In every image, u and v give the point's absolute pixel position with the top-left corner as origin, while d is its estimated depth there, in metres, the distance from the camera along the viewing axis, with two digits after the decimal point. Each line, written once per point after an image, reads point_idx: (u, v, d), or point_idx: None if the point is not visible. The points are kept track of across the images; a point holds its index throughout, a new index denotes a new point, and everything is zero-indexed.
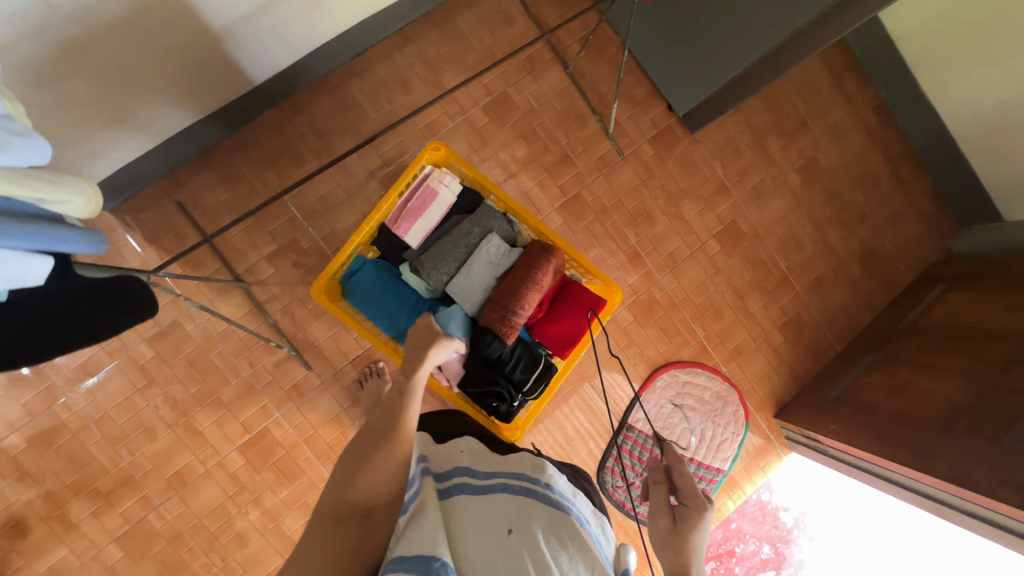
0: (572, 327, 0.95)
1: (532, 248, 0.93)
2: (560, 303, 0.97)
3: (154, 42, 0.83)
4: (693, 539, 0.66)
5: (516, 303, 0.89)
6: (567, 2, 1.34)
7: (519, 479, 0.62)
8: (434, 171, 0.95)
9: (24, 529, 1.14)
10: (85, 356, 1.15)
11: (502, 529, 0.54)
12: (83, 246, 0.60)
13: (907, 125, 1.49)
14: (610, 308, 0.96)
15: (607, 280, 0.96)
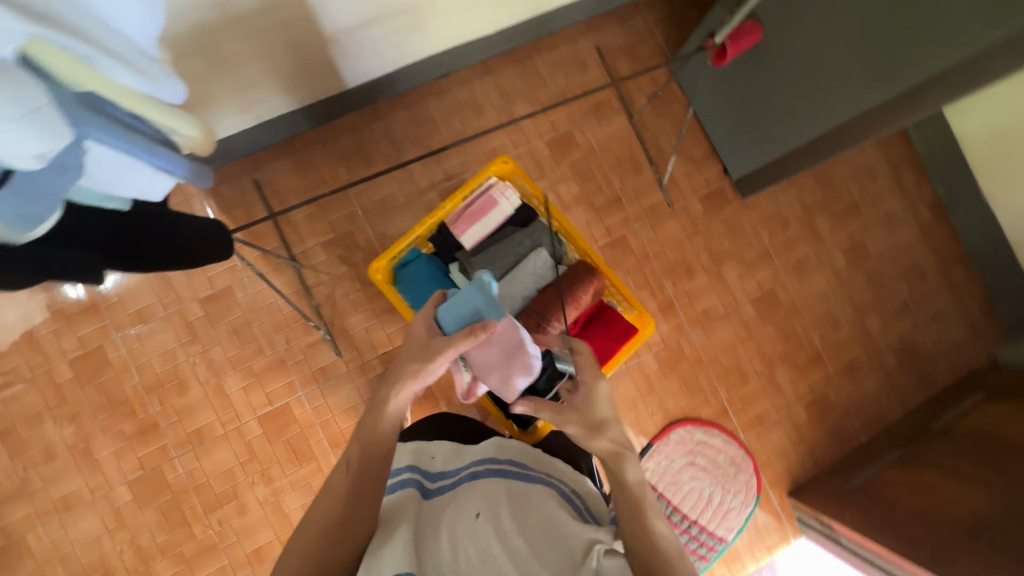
0: (602, 349, 0.97)
1: (576, 267, 0.97)
2: (594, 324, 0.99)
3: (271, 37, 0.94)
4: (602, 410, 0.72)
5: (553, 315, 0.93)
6: (641, 59, 1.43)
7: (484, 465, 0.77)
8: (498, 183, 1.01)
9: (51, 453, 1.21)
10: (143, 304, 1.25)
11: (471, 513, 0.66)
12: (185, 169, 0.66)
13: (962, 227, 1.48)
14: (642, 338, 0.98)
15: (642, 310, 1.00)
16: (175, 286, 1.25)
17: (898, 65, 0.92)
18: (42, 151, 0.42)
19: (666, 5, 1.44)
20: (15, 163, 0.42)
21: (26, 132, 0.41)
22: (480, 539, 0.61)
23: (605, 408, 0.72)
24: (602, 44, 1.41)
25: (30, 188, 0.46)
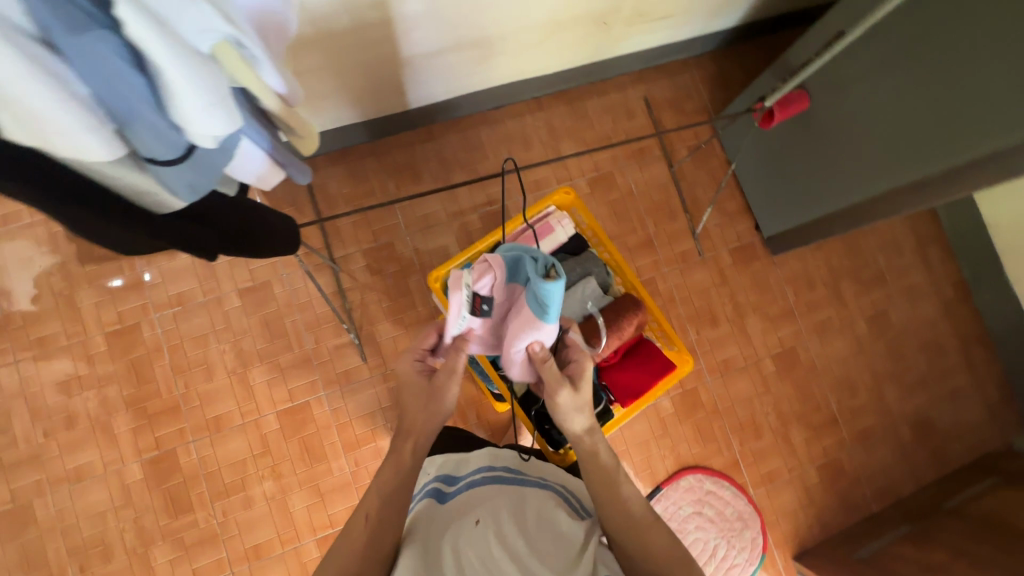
0: (639, 380, 0.98)
1: (623, 298, 1.00)
2: (633, 355, 1.01)
3: (353, 56, 1.01)
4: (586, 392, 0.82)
5: (597, 340, 0.95)
6: (685, 113, 1.50)
7: (481, 473, 0.81)
8: (556, 212, 1.06)
9: (72, 422, 1.23)
10: (184, 287, 1.29)
11: (472, 521, 0.70)
12: (294, 164, 0.70)
13: (986, 309, 1.51)
14: (678, 375, 1.00)
15: (681, 346, 1.02)
16: (217, 274, 1.30)
17: (935, 149, 0.96)
18: (224, 134, 0.50)
19: (714, 66, 1.52)
20: (198, 142, 0.49)
21: (219, 117, 0.48)
22: (485, 544, 0.66)
23: (587, 389, 0.82)
24: (650, 95, 1.49)
25: (205, 165, 0.54)
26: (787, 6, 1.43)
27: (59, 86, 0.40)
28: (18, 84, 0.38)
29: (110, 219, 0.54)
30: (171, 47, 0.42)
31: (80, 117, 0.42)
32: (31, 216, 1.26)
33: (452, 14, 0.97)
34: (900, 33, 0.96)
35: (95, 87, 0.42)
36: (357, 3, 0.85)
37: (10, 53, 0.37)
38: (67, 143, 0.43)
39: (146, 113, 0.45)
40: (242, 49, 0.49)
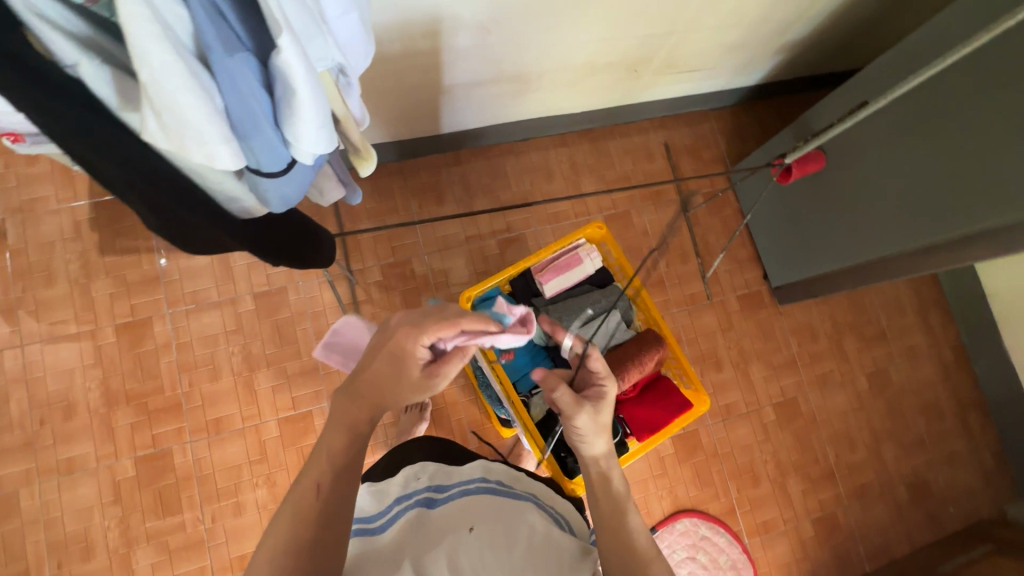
0: (656, 416, 1.00)
1: (645, 333, 1.03)
2: (651, 391, 1.03)
3: (398, 79, 1.05)
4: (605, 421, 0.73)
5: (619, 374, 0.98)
6: (702, 162, 1.56)
7: (474, 483, 0.75)
8: (586, 245, 1.09)
9: (71, 412, 1.21)
10: (200, 286, 1.29)
11: (465, 529, 0.65)
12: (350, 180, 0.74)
13: (983, 376, 1.54)
14: (695, 414, 1.01)
15: (698, 386, 1.04)
16: (235, 276, 1.31)
17: (941, 218, 1.01)
18: (324, 152, 0.53)
19: (733, 120, 1.59)
20: (301, 158, 0.52)
21: (325, 137, 0.51)
22: (480, 553, 0.61)
23: (607, 418, 0.74)
24: (670, 141, 1.55)
25: (299, 183, 0.56)
26: (805, 70, 1.51)
27: (206, 100, 0.41)
28: (176, 95, 0.39)
29: (195, 213, 0.56)
30: (310, 75, 0.44)
31: (220, 130, 0.43)
32: (58, 203, 1.28)
33: (497, 50, 1.02)
34: (917, 106, 1.02)
35: (232, 102, 0.44)
36: (414, 31, 0.90)
37: (177, 67, 0.39)
38: (200, 154, 0.43)
39: (267, 129, 0.47)
40: (342, 77, 0.58)
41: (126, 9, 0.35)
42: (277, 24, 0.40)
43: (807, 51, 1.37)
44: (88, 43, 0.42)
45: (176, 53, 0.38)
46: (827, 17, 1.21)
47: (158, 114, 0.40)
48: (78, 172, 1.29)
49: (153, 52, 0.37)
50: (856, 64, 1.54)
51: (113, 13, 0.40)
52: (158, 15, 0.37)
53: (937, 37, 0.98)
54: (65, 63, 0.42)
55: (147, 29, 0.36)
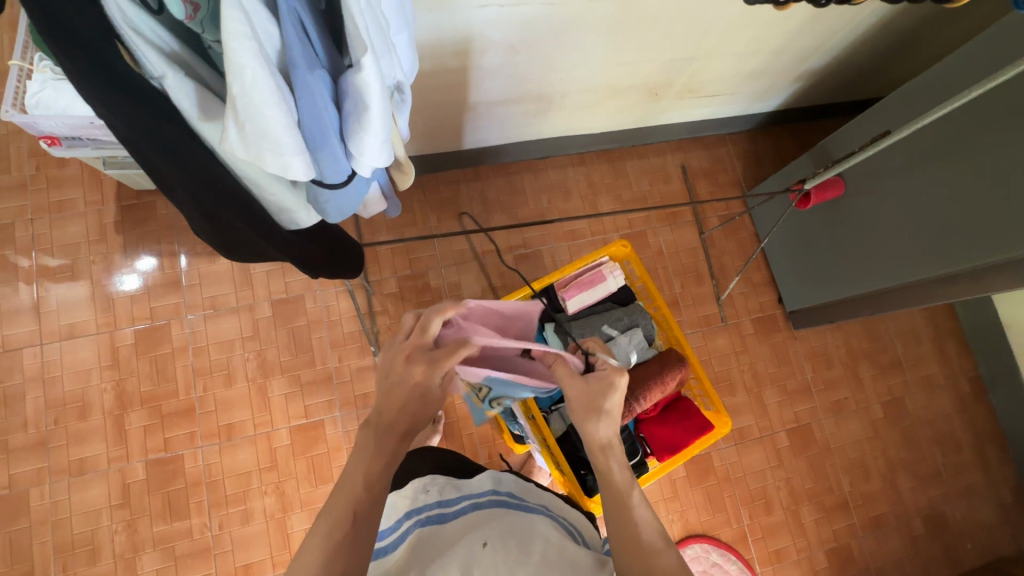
0: (677, 437, 0.99)
1: (668, 353, 1.03)
2: (672, 411, 1.02)
3: (424, 96, 1.07)
4: (607, 401, 0.70)
5: (642, 392, 0.97)
6: (719, 185, 1.57)
7: (485, 496, 0.74)
8: (608, 262, 1.09)
9: (85, 413, 1.22)
10: (219, 292, 1.31)
11: (478, 543, 0.62)
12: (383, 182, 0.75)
13: (1000, 407, 1.52)
14: (716, 436, 1.00)
15: (720, 408, 1.03)
16: (253, 282, 1.32)
17: (963, 247, 1.00)
18: (383, 165, 0.54)
19: (749, 144, 1.61)
20: (361, 171, 0.53)
21: (386, 152, 0.52)
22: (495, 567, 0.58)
23: (613, 400, 0.71)
24: (687, 164, 1.56)
25: (353, 195, 0.57)
26: (823, 98, 1.53)
27: (287, 112, 0.43)
28: (263, 106, 0.41)
29: (243, 220, 0.55)
30: (382, 90, 0.46)
31: (296, 141, 0.44)
32: (85, 206, 1.30)
33: (525, 70, 1.05)
34: (939, 137, 1.04)
35: (307, 115, 0.45)
36: (447, 49, 0.92)
37: (266, 80, 0.40)
38: (276, 163, 0.44)
39: (335, 143, 0.48)
40: (397, 94, 0.61)
41: (229, 25, 0.37)
42: (361, 43, 0.42)
43: (825, 79, 1.39)
44: (174, 57, 0.43)
45: (265, 67, 0.40)
46: (847, 48, 1.23)
47: (240, 124, 0.42)
48: (107, 176, 1.32)
49: (247, 65, 0.39)
50: (874, 94, 1.56)
51: (206, 30, 0.43)
52: (253, 32, 0.39)
53: (961, 68, 1.00)
54: (152, 75, 0.42)
55: (244, 45, 0.38)
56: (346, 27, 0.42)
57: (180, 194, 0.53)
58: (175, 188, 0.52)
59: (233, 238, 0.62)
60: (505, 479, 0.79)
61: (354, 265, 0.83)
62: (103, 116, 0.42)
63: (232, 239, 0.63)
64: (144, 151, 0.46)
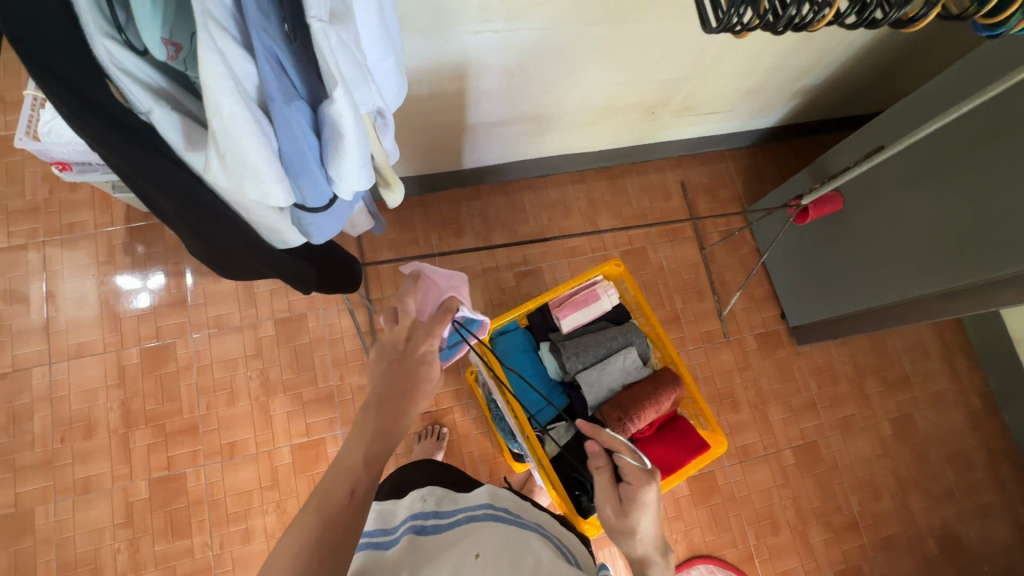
0: (672, 456, 0.98)
1: (662, 372, 1.02)
2: (667, 431, 1.02)
3: (423, 118, 1.09)
4: (638, 523, 0.71)
5: (635, 412, 0.97)
6: (719, 201, 1.57)
7: (480, 509, 0.68)
8: (603, 281, 1.10)
9: (91, 431, 1.23)
10: (223, 311, 1.33)
11: (469, 554, 0.57)
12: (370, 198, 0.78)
13: (1013, 424, 1.49)
14: (713, 456, 0.99)
15: (715, 427, 1.02)
16: (257, 301, 1.34)
17: (963, 263, 1.00)
18: (364, 188, 0.55)
19: (749, 160, 1.61)
20: (342, 194, 0.55)
21: (366, 176, 0.54)
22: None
23: (643, 522, 0.71)
24: (686, 180, 1.57)
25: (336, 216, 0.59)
26: (821, 114, 1.54)
27: (267, 144, 0.44)
28: (241, 139, 0.43)
29: (236, 245, 0.57)
30: (358, 119, 0.48)
31: (276, 170, 0.46)
32: (95, 228, 1.34)
33: (520, 92, 1.07)
34: (935, 152, 1.04)
35: (286, 145, 0.47)
36: (443, 74, 0.94)
37: (245, 116, 0.42)
38: (256, 191, 0.46)
39: (315, 169, 0.50)
40: (380, 119, 0.63)
41: (206, 66, 0.39)
42: (334, 78, 0.44)
43: (822, 96, 1.40)
44: (161, 92, 0.45)
45: (243, 102, 0.42)
46: (843, 64, 1.24)
47: (222, 155, 0.43)
48: (116, 199, 1.35)
49: (225, 102, 0.41)
50: (874, 108, 1.56)
51: (188, 67, 0.47)
52: (231, 70, 0.41)
53: (955, 85, 1.00)
54: (140, 110, 0.44)
55: (221, 84, 0.40)
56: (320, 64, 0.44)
57: (173, 219, 0.55)
58: (167, 214, 0.54)
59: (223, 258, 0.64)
60: (507, 497, 0.75)
61: (347, 280, 0.84)
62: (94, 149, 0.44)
63: (223, 258, 0.64)
64: (135, 180, 0.48)
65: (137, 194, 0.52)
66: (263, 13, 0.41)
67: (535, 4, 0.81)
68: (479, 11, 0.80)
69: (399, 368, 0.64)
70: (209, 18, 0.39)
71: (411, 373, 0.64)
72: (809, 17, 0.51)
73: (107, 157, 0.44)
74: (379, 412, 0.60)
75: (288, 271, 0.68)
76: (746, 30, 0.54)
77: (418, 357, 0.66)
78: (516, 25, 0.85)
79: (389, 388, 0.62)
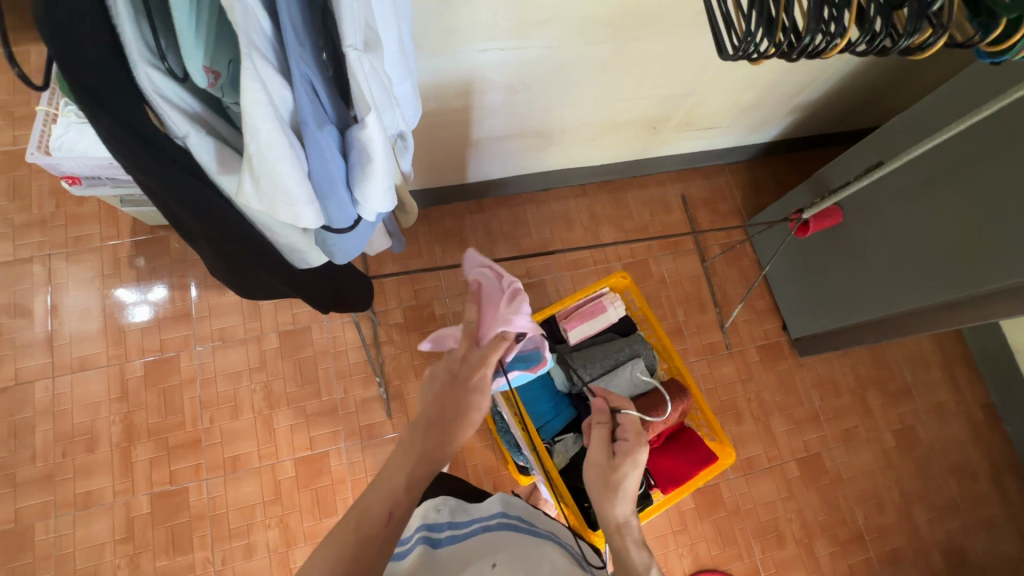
0: (680, 468, 0.98)
1: (669, 384, 1.03)
2: (675, 442, 1.02)
3: (429, 133, 1.11)
4: (624, 481, 0.82)
5: (644, 423, 0.97)
6: (719, 214, 1.59)
7: (494, 518, 0.68)
8: (609, 293, 1.11)
9: (93, 445, 1.23)
10: (228, 323, 1.33)
11: (486, 565, 0.57)
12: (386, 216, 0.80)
13: (1016, 436, 1.49)
14: (720, 467, 0.99)
15: (723, 438, 1.02)
16: (262, 314, 1.34)
17: (965, 276, 1.00)
18: (387, 210, 0.56)
19: (748, 173, 1.64)
20: (366, 216, 0.56)
21: (390, 198, 0.55)
22: None
23: (629, 476, 0.82)
24: (687, 194, 1.59)
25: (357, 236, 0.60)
26: (818, 129, 1.57)
27: (300, 166, 0.46)
28: (276, 162, 0.44)
29: (260, 265, 0.57)
30: (386, 143, 0.49)
31: (307, 192, 0.47)
32: (101, 241, 1.35)
33: (525, 107, 1.09)
34: (935, 167, 1.05)
35: (316, 168, 0.48)
36: (450, 89, 0.96)
37: (281, 141, 0.43)
38: (288, 214, 0.47)
39: (343, 192, 0.51)
40: (400, 141, 0.65)
41: (249, 93, 0.40)
42: (365, 104, 0.45)
43: (820, 111, 1.43)
44: (196, 116, 0.46)
45: (280, 128, 0.43)
46: (840, 81, 1.27)
47: (256, 178, 0.45)
48: (122, 213, 1.36)
49: (262, 128, 0.42)
50: (869, 123, 1.59)
51: (225, 94, 0.48)
52: (270, 97, 0.42)
53: (952, 102, 1.03)
54: (177, 134, 0.45)
55: (262, 110, 0.41)
56: (352, 90, 0.45)
57: (199, 237, 0.55)
58: (194, 232, 0.55)
59: (246, 276, 0.65)
60: (521, 506, 0.75)
61: (364, 299, 0.85)
62: (131, 171, 0.45)
63: (244, 275, 0.65)
64: (167, 202, 0.49)
65: (166, 214, 0.53)
66: (301, 42, 0.42)
67: (540, 22, 0.83)
68: (486, 28, 0.82)
69: (449, 395, 0.69)
70: (253, 46, 0.40)
71: (459, 401, 0.68)
72: (821, 46, 0.53)
73: (142, 178, 0.45)
74: (427, 434, 0.65)
75: (307, 289, 0.68)
76: (762, 58, 0.55)
77: (471, 385, 0.70)
78: (522, 43, 0.88)
79: (439, 414, 0.67)
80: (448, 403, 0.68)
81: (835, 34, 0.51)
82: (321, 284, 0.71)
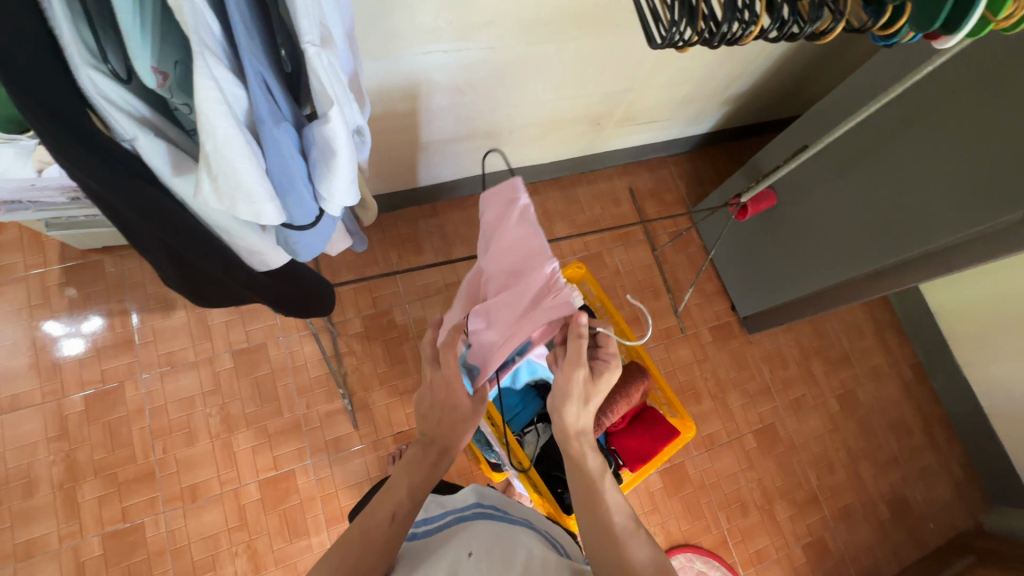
0: (646, 446, 1.02)
1: (630, 366, 1.06)
2: (639, 422, 1.06)
3: (378, 138, 1.10)
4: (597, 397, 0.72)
5: (608, 406, 1.00)
6: (666, 203, 1.66)
7: (469, 508, 0.68)
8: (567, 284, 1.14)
9: (32, 489, 1.14)
10: (176, 347, 1.27)
11: (462, 553, 0.56)
12: None
13: (941, 390, 1.64)
14: (684, 442, 1.03)
15: (683, 413, 1.06)
16: (211, 334, 1.29)
17: (888, 244, 1.09)
18: (351, 204, 0.57)
19: (689, 164, 1.71)
20: (329, 211, 0.56)
21: (352, 191, 0.55)
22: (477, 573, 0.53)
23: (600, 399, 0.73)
24: (634, 187, 1.64)
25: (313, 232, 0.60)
26: (749, 118, 1.66)
27: (258, 163, 0.45)
28: (234, 160, 0.43)
29: (218, 266, 0.56)
30: (347, 137, 0.49)
31: (267, 189, 0.46)
32: (25, 270, 1.25)
33: (472, 107, 1.10)
34: (853, 147, 1.15)
35: (274, 165, 0.48)
36: (395, 93, 0.96)
37: (239, 138, 0.42)
38: (248, 211, 0.46)
39: (303, 187, 0.51)
40: (356, 137, 0.65)
41: (202, 92, 0.39)
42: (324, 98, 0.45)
43: (750, 101, 1.52)
44: (144, 120, 0.45)
45: (236, 125, 0.42)
46: (765, 72, 1.35)
47: (214, 177, 0.44)
48: (48, 238, 1.27)
49: (218, 127, 0.41)
50: (794, 111, 1.70)
51: (172, 93, 0.46)
52: (224, 95, 0.41)
53: (863, 87, 1.12)
54: (124, 137, 0.44)
55: (217, 108, 0.40)
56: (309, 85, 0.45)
57: (151, 241, 0.53)
58: (146, 236, 0.53)
59: (198, 276, 0.63)
60: (494, 495, 0.74)
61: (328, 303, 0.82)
62: (78, 176, 0.43)
63: (196, 275, 0.63)
64: (116, 207, 0.47)
65: (115, 220, 0.51)
66: (253, 40, 0.42)
67: (481, 23, 0.85)
68: (428, 31, 0.83)
69: (441, 404, 0.68)
70: (205, 46, 0.39)
71: (452, 410, 0.67)
72: (739, 33, 0.57)
73: (89, 184, 0.43)
74: (425, 453, 0.64)
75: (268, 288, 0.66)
76: (687, 46, 0.59)
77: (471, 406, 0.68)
78: (464, 44, 0.89)
79: (434, 429, 0.66)
80: (451, 421, 0.67)
81: (750, 22, 0.56)
82: (280, 285, 0.69)
